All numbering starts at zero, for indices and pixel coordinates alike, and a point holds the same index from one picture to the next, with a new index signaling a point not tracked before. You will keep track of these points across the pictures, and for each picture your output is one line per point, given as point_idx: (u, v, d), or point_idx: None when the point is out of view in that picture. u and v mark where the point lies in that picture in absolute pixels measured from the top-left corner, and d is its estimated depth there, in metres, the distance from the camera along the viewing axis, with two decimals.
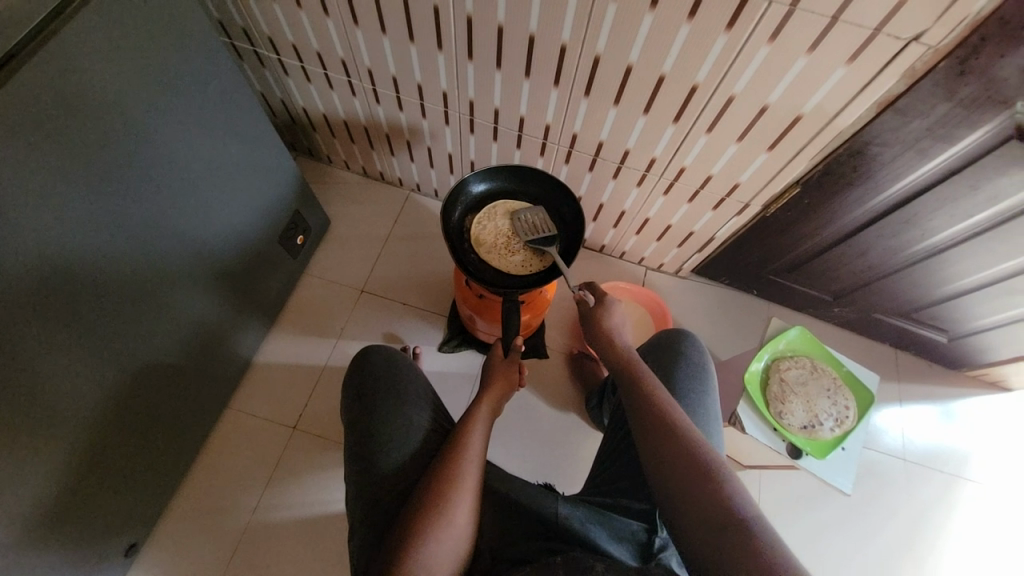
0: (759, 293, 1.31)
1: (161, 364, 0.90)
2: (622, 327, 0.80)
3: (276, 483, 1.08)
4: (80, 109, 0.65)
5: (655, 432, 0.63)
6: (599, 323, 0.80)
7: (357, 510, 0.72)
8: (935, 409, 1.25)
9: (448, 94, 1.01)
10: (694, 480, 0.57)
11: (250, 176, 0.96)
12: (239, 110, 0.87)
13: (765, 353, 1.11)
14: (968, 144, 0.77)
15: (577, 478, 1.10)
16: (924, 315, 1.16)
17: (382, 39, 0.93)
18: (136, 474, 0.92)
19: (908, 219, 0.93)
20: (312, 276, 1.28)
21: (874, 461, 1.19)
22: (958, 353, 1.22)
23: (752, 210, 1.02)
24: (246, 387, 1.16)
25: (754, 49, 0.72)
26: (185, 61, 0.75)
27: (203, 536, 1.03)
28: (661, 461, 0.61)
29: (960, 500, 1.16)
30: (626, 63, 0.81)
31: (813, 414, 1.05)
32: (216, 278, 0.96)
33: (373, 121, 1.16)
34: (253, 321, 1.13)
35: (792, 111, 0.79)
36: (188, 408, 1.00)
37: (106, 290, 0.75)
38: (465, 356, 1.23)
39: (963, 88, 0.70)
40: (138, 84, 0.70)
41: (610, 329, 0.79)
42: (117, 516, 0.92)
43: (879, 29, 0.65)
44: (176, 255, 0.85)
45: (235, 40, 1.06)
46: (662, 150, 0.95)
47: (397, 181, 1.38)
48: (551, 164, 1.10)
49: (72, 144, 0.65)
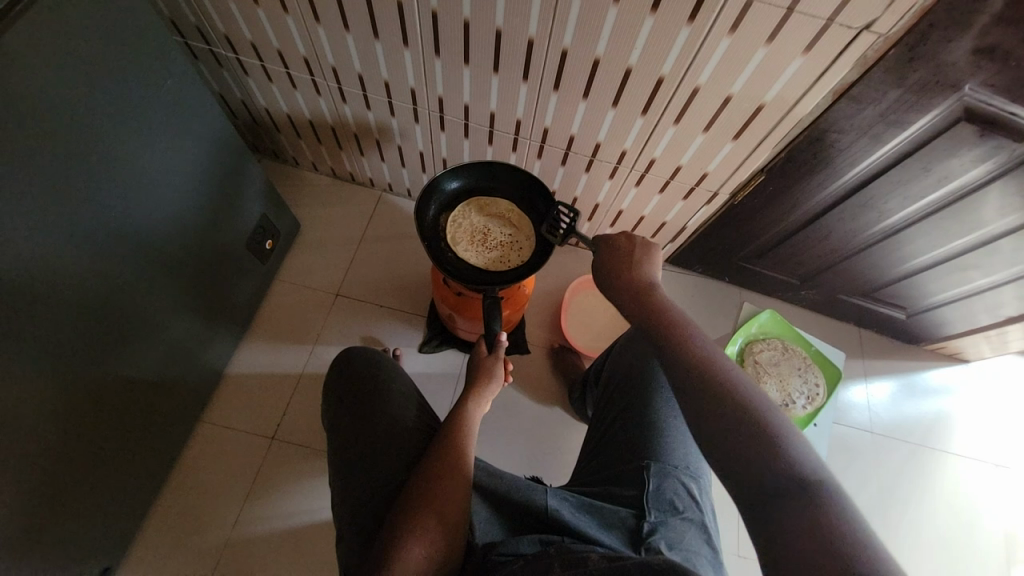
0: (731, 280, 1.34)
1: (129, 378, 0.86)
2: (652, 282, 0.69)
3: (257, 496, 1.05)
4: (29, 114, 0.61)
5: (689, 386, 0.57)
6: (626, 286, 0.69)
7: (344, 515, 0.70)
8: (898, 382, 1.31)
9: (416, 91, 0.99)
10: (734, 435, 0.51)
11: (213, 180, 0.92)
12: (198, 112, 0.84)
13: (740, 337, 1.24)
14: (918, 127, 0.81)
15: (565, 469, 1.11)
16: (884, 293, 1.22)
17: (346, 37, 0.91)
18: (106, 495, 0.88)
19: (866, 202, 0.97)
20: (284, 282, 1.24)
21: (845, 436, 1.24)
22: (917, 328, 1.29)
23: (720, 199, 1.05)
24: (220, 399, 1.12)
25: (717, 41, 0.74)
26: (140, 61, 0.72)
27: (183, 555, 0.99)
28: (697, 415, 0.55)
29: (925, 467, 1.23)
30: (594, 56, 0.81)
31: (786, 392, 1.18)
32: (182, 287, 0.92)
33: (341, 121, 1.13)
34: (224, 330, 1.10)
35: (754, 100, 0.82)
36: (158, 424, 0.96)
37: (62, 307, 0.71)
38: (447, 355, 1.21)
39: (912, 74, 0.73)
40: (92, 87, 0.67)
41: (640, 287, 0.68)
42: (87, 541, 0.87)
43: (832, 19, 0.68)
44: (138, 268, 0.81)
45: (189, 39, 1.02)
46: (633, 142, 0.97)
47: (368, 181, 1.35)
48: (524, 160, 1.10)
49: (19, 151, 0.61)
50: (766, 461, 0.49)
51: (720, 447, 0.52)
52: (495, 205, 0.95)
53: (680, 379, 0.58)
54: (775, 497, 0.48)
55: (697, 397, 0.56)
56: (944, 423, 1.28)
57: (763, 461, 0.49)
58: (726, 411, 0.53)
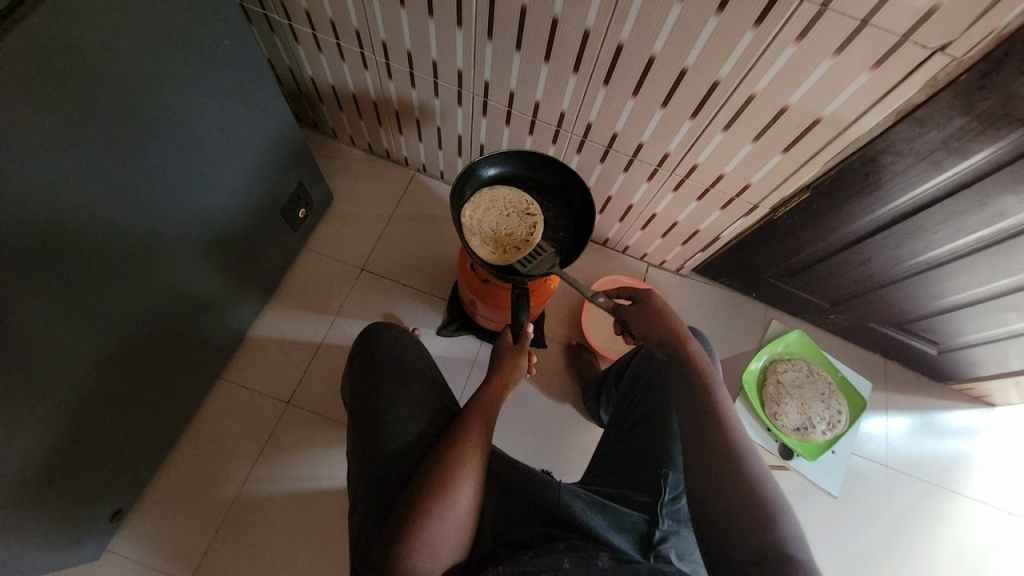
0: (758, 296, 1.32)
1: (156, 329, 0.88)
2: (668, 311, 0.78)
3: (267, 457, 1.07)
4: (91, 64, 0.62)
5: None
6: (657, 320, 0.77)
7: (360, 486, 0.72)
8: (920, 418, 1.28)
9: (463, 73, 0.99)
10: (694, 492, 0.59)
11: (255, 143, 0.93)
12: (249, 74, 0.85)
13: (764, 354, 1.23)
14: (979, 159, 0.78)
15: (572, 466, 1.11)
16: (917, 326, 1.18)
17: (401, 13, 0.90)
18: (124, 439, 0.91)
19: (913, 230, 0.94)
20: (312, 251, 1.26)
21: (859, 467, 1.21)
22: (947, 366, 1.24)
23: (760, 212, 1.03)
24: (240, 359, 1.14)
25: (780, 49, 0.72)
26: (196, 17, 0.72)
27: (192, 505, 1.02)
28: None
29: (938, 507, 1.20)
30: (649, 53, 0.80)
31: (806, 416, 1.17)
32: (215, 245, 0.94)
33: (384, 97, 1.13)
34: (250, 293, 1.11)
35: (810, 114, 0.79)
36: (179, 377, 0.98)
37: (105, 252, 0.72)
38: (464, 340, 1.22)
39: (981, 102, 0.70)
40: (149, 42, 0.68)
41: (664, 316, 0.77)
42: (104, 481, 0.90)
43: (906, 36, 0.65)
44: (175, 222, 0.83)
45: (245, 2, 1.02)
46: (676, 145, 0.95)
47: (402, 160, 1.35)
48: (562, 153, 1.09)
49: (78, 100, 0.62)
50: (729, 514, 0.56)
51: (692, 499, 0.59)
52: (514, 201, 0.93)
53: None
54: (731, 551, 0.55)
55: None
56: (963, 464, 1.24)
57: (727, 516, 0.56)
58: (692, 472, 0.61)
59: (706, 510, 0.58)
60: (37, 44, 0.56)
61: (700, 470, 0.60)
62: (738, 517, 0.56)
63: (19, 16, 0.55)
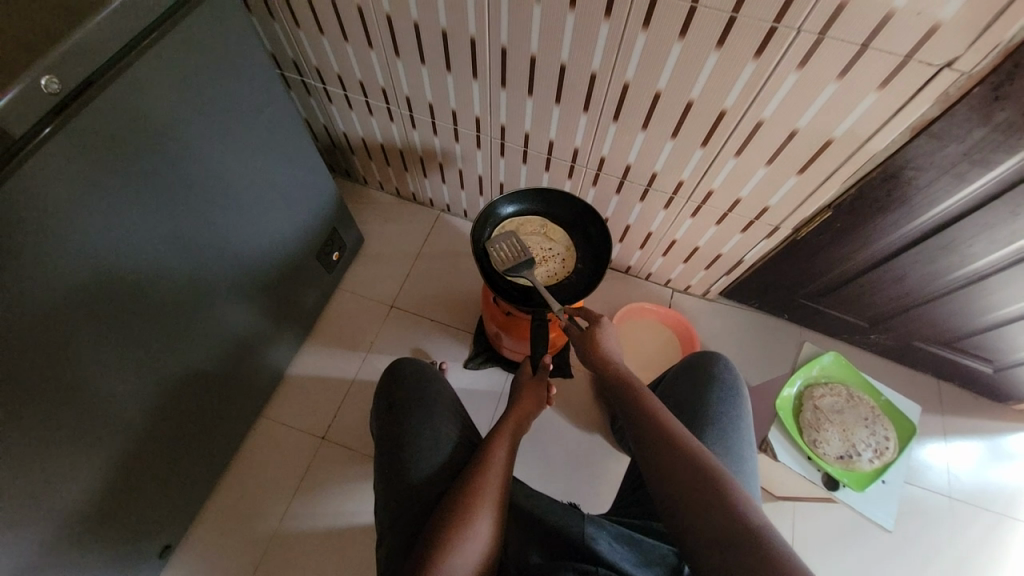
0: (791, 318, 1.28)
1: (202, 369, 0.94)
2: (613, 344, 0.81)
3: (303, 494, 1.10)
4: (150, 137, 0.71)
5: (670, 459, 0.62)
6: (592, 344, 0.80)
7: (385, 519, 0.73)
8: (982, 445, 1.18)
9: (480, 120, 1.05)
10: (712, 513, 0.56)
11: (291, 195, 1.02)
12: (285, 133, 0.94)
13: (797, 379, 1.16)
14: (1005, 169, 0.75)
15: (603, 499, 1.08)
16: (967, 344, 1.11)
17: (421, 69, 0.98)
18: (172, 475, 0.96)
19: (947, 244, 0.91)
20: (344, 291, 1.33)
21: (917, 498, 1.12)
22: (1008, 386, 1.15)
23: (781, 233, 1.02)
24: (280, 396, 1.20)
25: (783, 76, 0.74)
26: (239, 88, 0.81)
27: (232, 543, 1.06)
28: (679, 487, 0.59)
29: (1014, 543, 1.08)
30: (655, 89, 0.83)
31: (850, 443, 1.08)
32: (255, 289, 1.02)
33: (409, 145, 1.22)
34: (288, 333, 1.18)
35: (822, 135, 0.80)
36: (222, 415, 1.04)
37: (156, 298, 0.80)
38: (490, 373, 1.24)
39: (999, 112, 0.69)
40: (195, 113, 0.76)
41: (604, 351, 0.80)
42: (152, 516, 0.95)
43: (910, 55, 0.66)
44: (219, 269, 0.90)
45: (286, 70, 1.14)
46: (689, 173, 0.97)
47: (428, 201, 1.43)
48: (579, 187, 1.13)
49: (138, 168, 0.71)
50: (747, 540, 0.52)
51: (709, 525, 0.55)
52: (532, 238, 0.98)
53: (665, 448, 0.64)
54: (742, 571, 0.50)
55: (681, 473, 0.60)
56: None
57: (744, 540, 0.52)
58: (705, 493, 0.57)
59: (722, 535, 0.54)
60: (101, 123, 0.64)
61: (715, 491, 0.57)
62: (756, 544, 0.52)
63: (86, 100, 0.62)
